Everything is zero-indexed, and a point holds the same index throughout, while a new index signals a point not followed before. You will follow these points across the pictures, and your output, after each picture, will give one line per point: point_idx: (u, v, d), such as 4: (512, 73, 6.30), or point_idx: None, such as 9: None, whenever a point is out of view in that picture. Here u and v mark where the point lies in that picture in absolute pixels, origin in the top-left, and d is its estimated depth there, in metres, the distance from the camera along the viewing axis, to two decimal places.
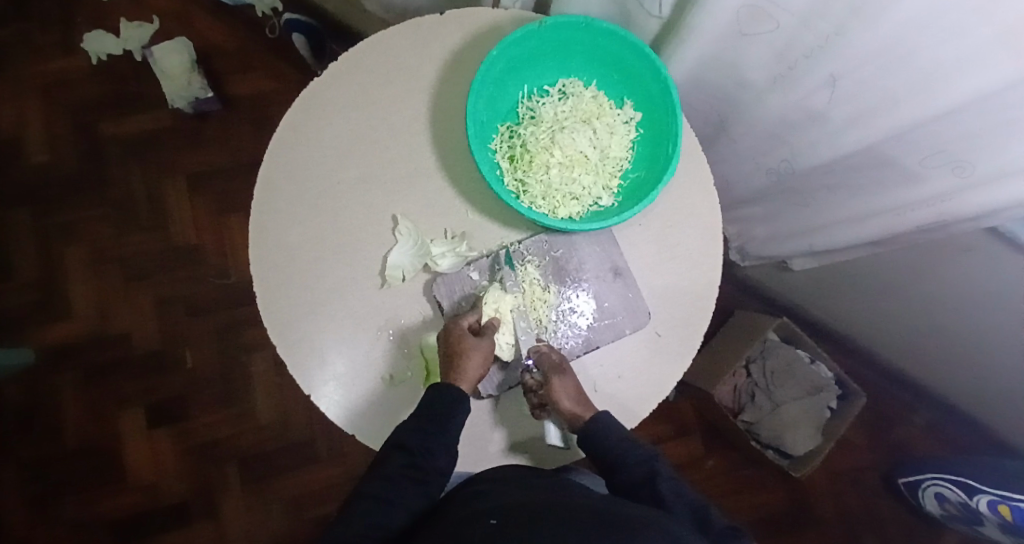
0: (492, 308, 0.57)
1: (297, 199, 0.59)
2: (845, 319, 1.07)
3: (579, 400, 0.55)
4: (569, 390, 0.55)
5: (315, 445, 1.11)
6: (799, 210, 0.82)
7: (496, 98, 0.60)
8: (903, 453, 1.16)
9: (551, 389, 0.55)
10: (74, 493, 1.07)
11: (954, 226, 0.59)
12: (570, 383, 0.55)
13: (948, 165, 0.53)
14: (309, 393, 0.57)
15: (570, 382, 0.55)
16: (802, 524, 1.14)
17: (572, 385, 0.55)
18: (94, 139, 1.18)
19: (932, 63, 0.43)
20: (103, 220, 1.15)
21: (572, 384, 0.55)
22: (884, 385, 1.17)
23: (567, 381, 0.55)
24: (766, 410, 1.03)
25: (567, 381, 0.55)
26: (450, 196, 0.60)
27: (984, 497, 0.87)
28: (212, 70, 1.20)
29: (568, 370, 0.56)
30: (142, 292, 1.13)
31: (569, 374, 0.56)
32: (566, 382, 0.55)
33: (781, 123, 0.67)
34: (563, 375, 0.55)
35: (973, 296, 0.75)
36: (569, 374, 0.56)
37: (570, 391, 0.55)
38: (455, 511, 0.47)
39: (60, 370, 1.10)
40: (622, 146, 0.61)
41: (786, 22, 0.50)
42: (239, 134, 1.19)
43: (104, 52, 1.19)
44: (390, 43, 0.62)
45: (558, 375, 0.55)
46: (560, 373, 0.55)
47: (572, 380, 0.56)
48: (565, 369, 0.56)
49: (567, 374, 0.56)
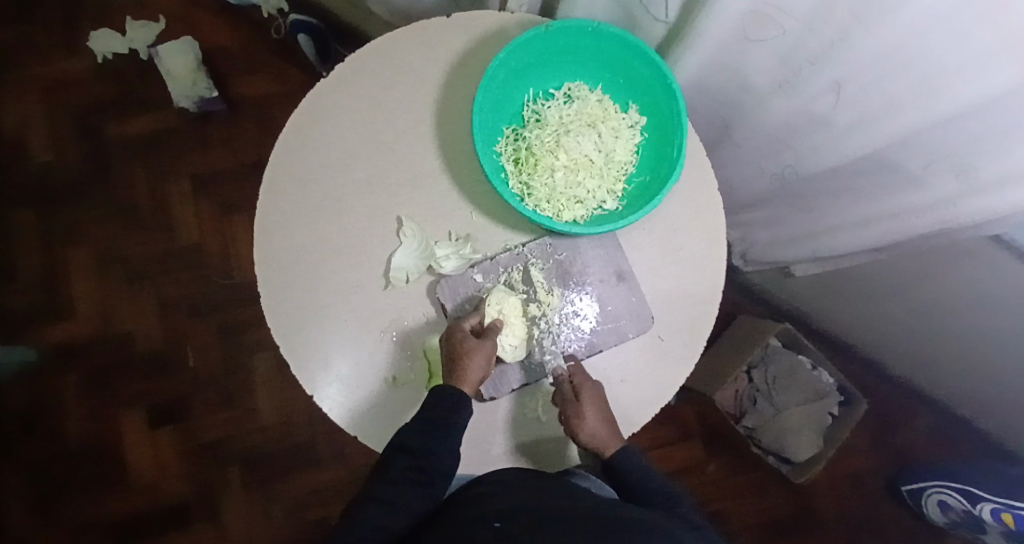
0: (496, 311, 0.57)
1: (301, 200, 0.59)
2: (847, 325, 1.07)
3: (601, 430, 0.54)
4: (588, 421, 0.54)
5: (316, 445, 1.11)
6: (802, 216, 0.82)
7: (501, 101, 0.60)
8: (905, 459, 1.16)
9: (572, 419, 0.55)
10: (75, 493, 1.07)
11: (958, 233, 0.59)
12: (592, 413, 0.54)
13: (952, 172, 0.53)
14: (311, 394, 0.57)
15: (592, 412, 0.54)
16: (803, 530, 1.14)
17: (595, 415, 0.54)
18: (98, 138, 1.18)
19: (936, 69, 0.43)
20: (106, 220, 1.15)
21: (594, 414, 0.54)
22: (886, 391, 1.17)
23: (587, 412, 0.54)
24: (768, 415, 1.04)
25: (587, 411, 0.54)
26: (455, 198, 0.61)
27: (986, 505, 0.88)
28: (217, 70, 1.21)
29: (592, 399, 0.55)
30: (145, 291, 1.13)
31: (591, 403, 0.55)
32: (587, 413, 0.54)
33: (785, 128, 0.67)
34: (584, 406, 0.54)
35: (977, 302, 0.75)
36: (592, 404, 0.55)
37: (591, 421, 0.54)
38: (458, 513, 0.47)
39: (61, 369, 1.10)
40: (627, 150, 0.61)
41: (791, 28, 0.50)
42: (243, 134, 1.19)
43: (109, 51, 1.19)
44: (395, 45, 0.62)
45: (579, 405, 0.54)
46: (581, 403, 0.54)
47: (596, 409, 0.55)
48: (588, 399, 0.55)
49: (591, 404, 0.55)
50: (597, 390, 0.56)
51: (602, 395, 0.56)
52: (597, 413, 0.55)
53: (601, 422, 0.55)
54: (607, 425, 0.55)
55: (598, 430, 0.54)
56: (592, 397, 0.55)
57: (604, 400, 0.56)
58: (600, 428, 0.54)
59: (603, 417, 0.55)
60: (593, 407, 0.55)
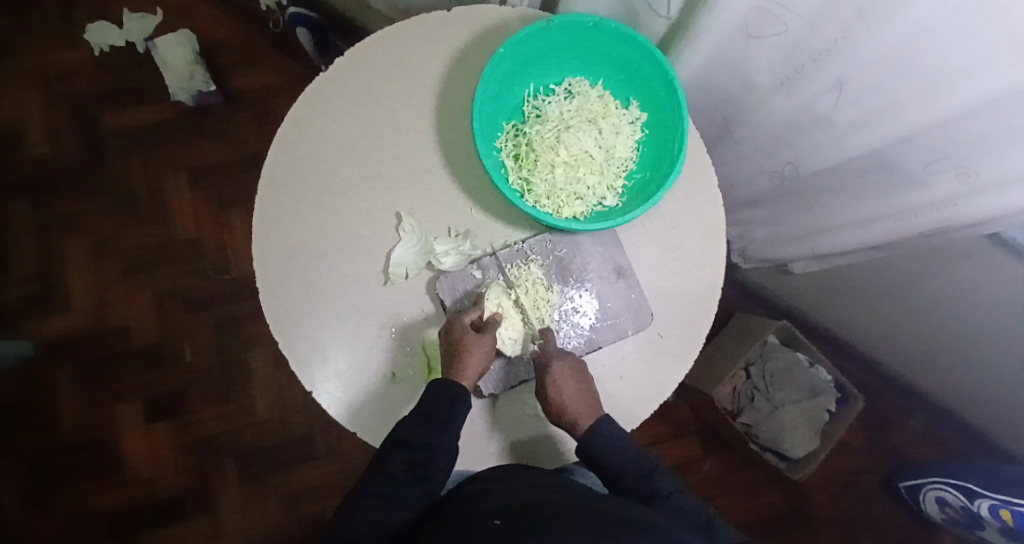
0: (495, 306, 0.57)
1: (300, 195, 0.59)
2: (845, 323, 1.07)
3: (575, 406, 0.54)
4: (560, 398, 0.54)
5: (314, 441, 1.11)
6: (801, 214, 0.82)
7: (502, 97, 0.60)
8: (900, 457, 1.16)
9: (545, 397, 0.55)
10: (71, 486, 1.07)
11: (957, 232, 0.59)
12: (562, 390, 0.54)
13: (951, 171, 0.53)
14: (309, 389, 0.57)
15: (562, 389, 0.54)
16: (798, 527, 1.15)
17: (566, 392, 0.54)
18: (94, 131, 1.17)
19: (939, 69, 0.43)
20: (103, 213, 1.15)
21: (564, 391, 0.54)
22: (882, 389, 1.17)
23: (558, 390, 0.54)
24: (765, 412, 1.04)
25: (558, 389, 0.54)
26: (454, 194, 0.60)
27: (985, 502, 0.90)
28: (215, 64, 1.20)
29: (564, 376, 0.54)
30: (142, 285, 1.13)
31: (563, 380, 0.54)
32: (558, 391, 0.54)
33: (786, 126, 0.67)
34: (555, 383, 0.54)
35: (974, 301, 0.75)
36: (564, 381, 0.54)
37: (562, 399, 0.54)
38: (457, 509, 0.46)
39: (58, 363, 1.10)
40: (627, 146, 0.61)
41: (794, 25, 0.50)
42: (241, 129, 1.19)
43: (106, 43, 1.18)
44: (396, 39, 0.62)
45: (550, 383, 0.54)
46: (551, 381, 0.54)
47: (567, 385, 0.54)
48: (559, 376, 0.54)
49: (561, 380, 0.54)
50: (570, 366, 0.55)
51: (577, 371, 0.55)
52: (568, 389, 0.54)
53: (573, 399, 0.54)
54: (581, 401, 0.54)
55: (570, 407, 0.54)
56: (564, 374, 0.54)
57: (578, 376, 0.55)
58: (571, 405, 0.54)
59: (577, 393, 0.54)
60: (564, 384, 0.54)
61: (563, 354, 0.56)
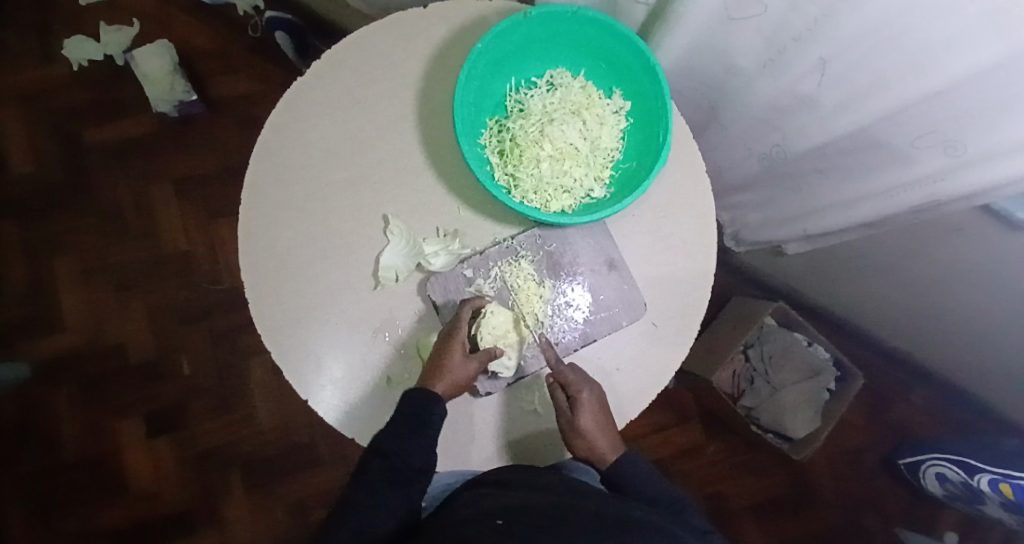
0: (492, 339, 0.55)
1: (285, 202, 0.58)
2: (841, 301, 1.07)
3: (602, 441, 0.55)
4: (588, 430, 0.54)
5: (315, 448, 1.10)
6: (791, 195, 0.81)
7: (483, 92, 0.59)
8: (901, 432, 1.17)
9: (566, 418, 0.55)
10: (76, 503, 1.07)
11: (946, 206, 0.59)
12: (591, 424, 0.54)
13: (939, 145, 0.53)
14: (305, 398, 0.56)
15: (589, 422, 0.54)
16: (802, 508, 1.15)
17: (591, 423, 0.54)
18: (77, 147, 1.16)
19: (922, 44, 0.43)
20: (91, 230, 1.14)
21: (591, 424, 0.54)
22: (880, 365, 1.17)
23: (586, 423, 0.54)
24: (765, 395, 1.04)
25: (584, 419, 0.54)
26: (441, 195, 0.60)
27: (985, 477, 0.88)
28: (196, 72, 1.18)
29: (591, 407, 0.54)
30: (135, 300, 1.12)
31: (588, 411, 0.54)
32: (586, 424, 0.54)
33: (771, 109, 0.67)
34: (584, 415, 0.54)
35: (971, 274, 0.75)
36: (589, 410, 0.54)
37: (588, 430, 0.54)
38: (458, 513, 0.46)
39: (56, 383, 1.09)
40: (612, 137, 0.60)
41: (774, 5, 0.50)
42: (225, 137, 1.17)
43: (84, 58, 1.17)
44: (373, 39, 0.61)
45: (579, 413, 0.54)
46: (580, 410, 0.54)
47: (593, 418, 0.54)
48: (586, 407, 0.54)
49: (586, 410, 0.54)
50: (596, 397, 0.54)
51: (600, 401, 0.55)
52: (595, 423, 0.54)
53: (598, 432, 0.54)
54: (606, 435, 0.55)
55: (597, 442, 0.55)
56: (589, 403, 0.54)
57: (602, 408, 0.55)
58: (598, 439, 0.55)
59: (601, 425, 0.55)
60: (589, 415, 0.54)
61: (588, 382, 0.55)
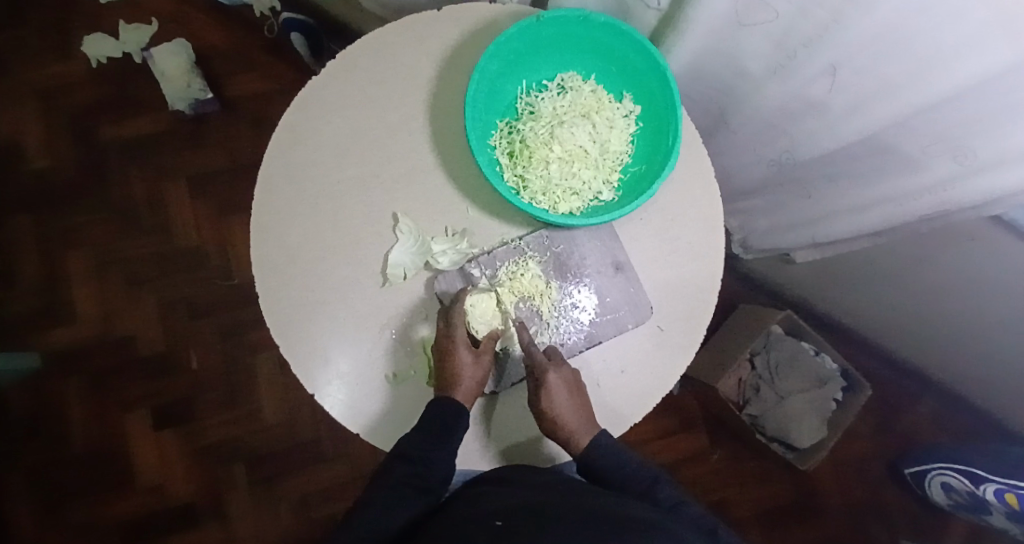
0: (485, 325, 0.57)
1: (297, 198, 0.59)
2: (849, 310, 1.06)
3: (574, 420, 0.54)
4: (558, 412, 0.54)
5: (320, 443, 1.11)
6: (799, 201, 0.81)
7: (495, 94, 0.59)
8: (909, 443, 1.16)
9: (541, 410, 0.55)
10: (82, 495, 1.08)
11: (956, 214, 0.58)
12: (561, 406, 0.54)
13: (949, 152, 0.52)
14: (311, 392, 0.57)
15: (559, 402, 0.53)
16: (807, 517, 1.14)
17: (562, 403, 0.53)
18: (93, 143, 1.18)
19: (931, 48, 0.43)
20: (105, 225, 1.15)
21: (561, 404, 0.53)
22: (887, 375, 1.16)
23: (557, 405, 0.53)
24: (771, 402, 1.04)
25: (552, 400, 0.53)
26: (450, 194, 0.60)
27: (991, 486, 0.86)
28: (211, 71, 1.20)
29: (558, 388, 0.53)
30: (145, 294, 1.13)
31: (558, 392, 0.53)
32: (556, 405, 0.53)
33: (781, 114, 0.67)
34: (553, 397, 0.53)
35: (979, 283, 0.74)
36: (559, 391, 0.53)
37: (562, 415, 0.54)
38: (458, 511, 0.47)
39: (65, 375, 1.11)
40: (622, 140, 0.60)
41: (783, 11, 0.50)
42: (239, 134, 1.19)
43: (103, 55, 1.19)
44: (386, 40, 0.62)
45: (546, 396, 0.53)
46: (548, 393, 0.53)
47: (564, 399, 0.54)
48: (554, 388, 0.53)
49: (559, 396, 0.53)
50: (566, 378, 0.54)
51: (571, 383, 0.54)
52: (565, 402, 0.54)
53: (570, 412, 0.54)
54: (579, 415, 0.55)
55: (569, 421, 0.54)
56: (558, 385, 0.54)
57: (572, 387, 0.54)
58: (569, 419, 0.54)
59: (574, 407, 0.54)
60: (558, 394, 0.53)
61: (556, 364, 0.55)
